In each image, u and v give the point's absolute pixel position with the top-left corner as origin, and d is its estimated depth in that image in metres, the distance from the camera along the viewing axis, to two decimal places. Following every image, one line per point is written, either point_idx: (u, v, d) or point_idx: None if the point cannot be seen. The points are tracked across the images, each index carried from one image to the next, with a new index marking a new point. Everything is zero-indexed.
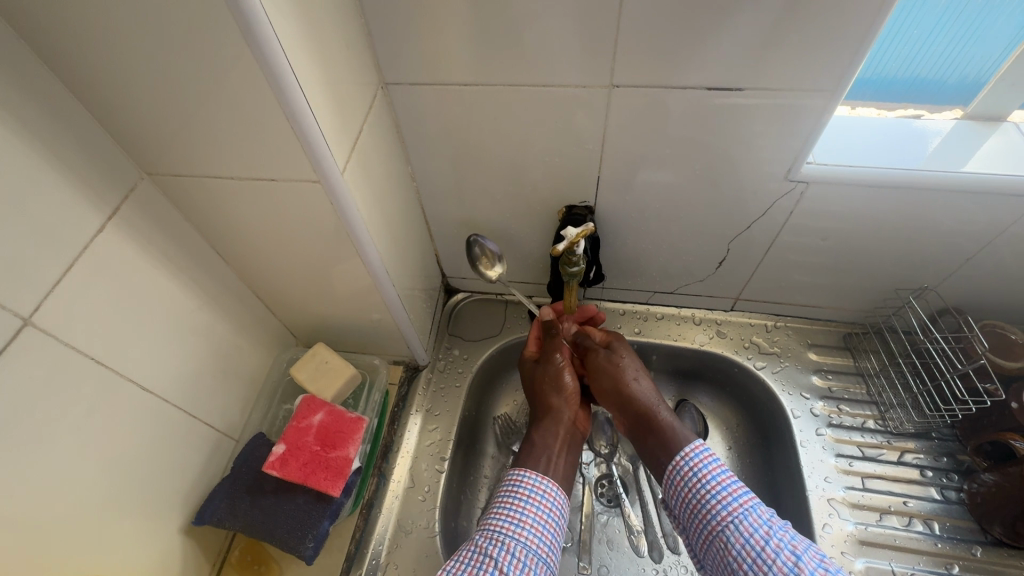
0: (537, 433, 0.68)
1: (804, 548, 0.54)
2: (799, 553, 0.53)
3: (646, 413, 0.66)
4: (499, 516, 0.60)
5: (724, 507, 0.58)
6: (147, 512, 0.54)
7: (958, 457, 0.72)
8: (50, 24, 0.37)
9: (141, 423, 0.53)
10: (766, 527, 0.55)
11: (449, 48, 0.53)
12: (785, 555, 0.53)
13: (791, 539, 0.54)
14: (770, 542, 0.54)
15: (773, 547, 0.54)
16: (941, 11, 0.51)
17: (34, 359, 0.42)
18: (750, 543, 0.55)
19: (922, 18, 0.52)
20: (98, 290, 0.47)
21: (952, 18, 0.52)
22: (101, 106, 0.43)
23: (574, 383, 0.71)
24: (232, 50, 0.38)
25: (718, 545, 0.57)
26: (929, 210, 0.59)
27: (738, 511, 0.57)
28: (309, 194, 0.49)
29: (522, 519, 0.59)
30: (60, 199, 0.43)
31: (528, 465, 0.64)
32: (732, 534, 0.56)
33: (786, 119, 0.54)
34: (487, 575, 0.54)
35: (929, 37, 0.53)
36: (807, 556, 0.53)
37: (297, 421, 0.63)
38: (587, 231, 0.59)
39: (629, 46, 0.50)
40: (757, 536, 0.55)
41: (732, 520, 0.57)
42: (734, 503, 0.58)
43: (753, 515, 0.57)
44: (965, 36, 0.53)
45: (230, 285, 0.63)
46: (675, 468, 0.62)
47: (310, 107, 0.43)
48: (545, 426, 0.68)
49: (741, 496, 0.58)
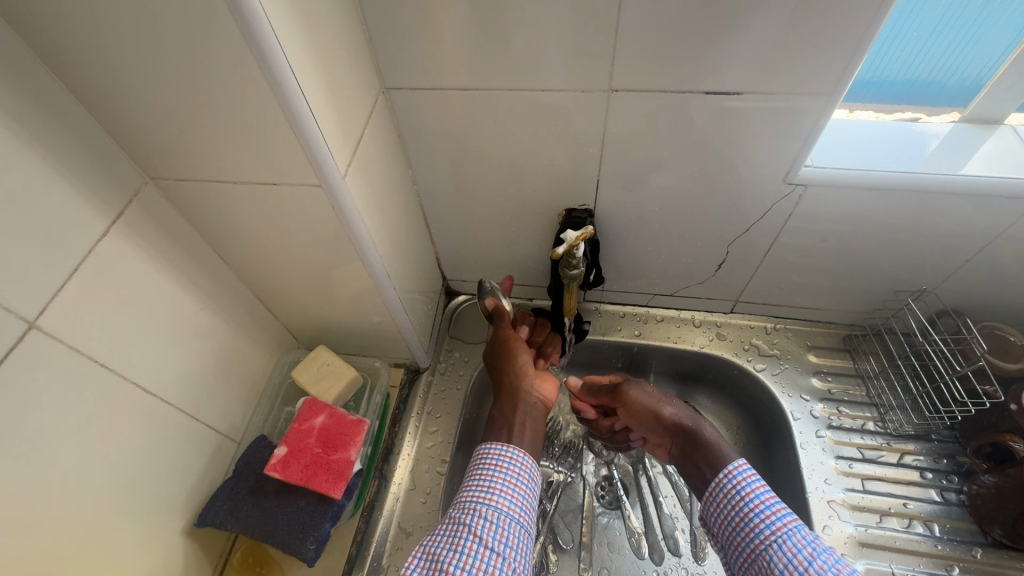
0: (497, 409, 0.69)
1: (849, 572, 0.52)
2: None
3: (687, 431, 0.68)
4: (470, 486, 0.60)
5: (768, 526, 0.57)
6: (150, 514, 0.55)
7: (958, 459, 0.73)
8: (58, 31, 0.38)
9: (144, 425, 0.53)
10: (811, 548, 0.54)
11: (449, 53, 0.53)
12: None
13: (835, 563, 0.53)
14: (813, 563, 0.53)
15: (817, 568, 0.52)
16: (939, 14, 0.51)
17: (38, 362, 0.43)
18: (793, 563, 0.54)
19: (922, 20, 0.52)
20: (102, 294, 0.48)
21: (951, 21, 0.52)
22: (104, 111, 0.44)
23: (528, 363, 0.71)
24: (234, 56, 0.38)
25: (760, 565, 0.56)
26: (928, 213, 0.59)
27: (781, 531, 0.56)
28: (311, 198, 0.50)
29: (491, 485, 0.60)
30: (64, 204, 0.43)
31: (492, 438, 0.66)
32: (775, 553, 0.55)
33: (784, 122, 0.54)
34: (463, 540, 0.55)
35: (928, 41, 0.54)
36: None
37: (298, 423, 0.63)
38: (587, 234, 0.60)
39: (627, 50, 0.50)
40: (800, 556, 0.54)
41: (775, 539, 0.56)
42: (778, 522, 0.57)
43: (796, 535, 0.55)
44: (964, 40, 0.53)
45: (232, 288, 0.63)
46: (719, 487, 0.63)
47: (312, 112, 0.43)
48: (504, 401, 0.69)
49: (786, 516, 0.57)
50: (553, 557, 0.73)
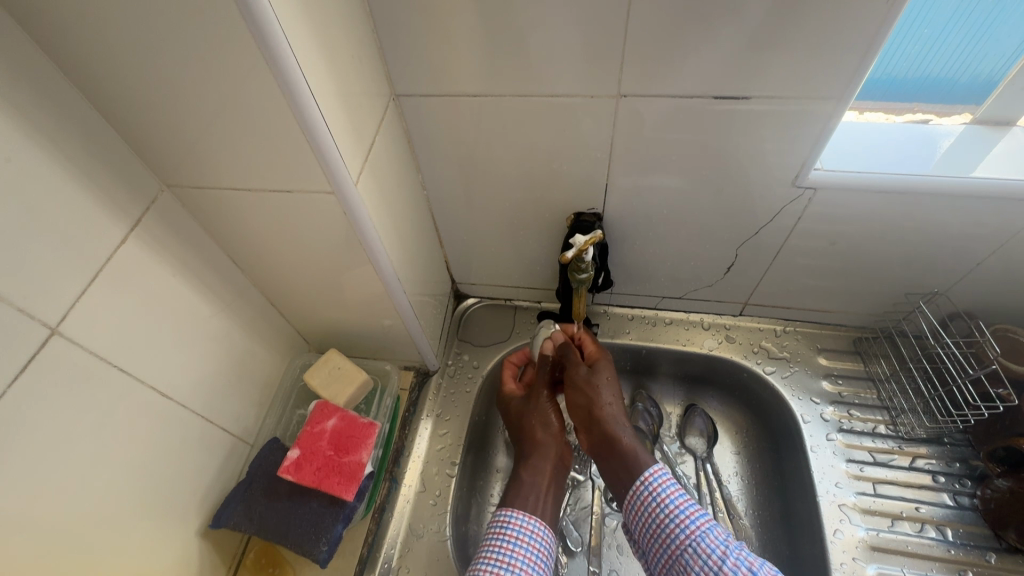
0: (525, 469, 0.67)
1: (759, 564, 0.54)
2: (756, 569, 0.54)
3: (607, 437, 0.65)
4: (488, 561, 0.57)
5: (683, 530, 0.58)
6: (165, 515, 0.56)
7: (971, 463, 0.72)
8: (80, 44, 0.39)
9: (159, 428, 0.54)
10: (724, 547, 0.55)
11: (459, 59, 0.54)
12: (744, 573, 0.53)
13: (748, 556, 0.55)
14: (727, 561, 0.54)
15: (731, 567, 0.54)
16: (951, 11, 0.51)
17: (59, 367, 0.44)
18: (709, 565, 0.55)
19: (932, 18, 0.51)
20: (120, 298, 0.48)
21: (964, 18, 0.51)
22: (123, 120, 0.45)
23: (559, 422, 0.71)
24: (249, 66, 0.39)
25: (677, 568, 0.57)
26: (937, 215, 0.59)
27: (695, 533, 0.57)
28: (323, 204, 0.51)
29: (511, 562, 0.57)
30: (83, 211, 0.44)
31: (517, 503, 0.63)
32: (691, 556, 0.56)
33: (793, 124, 0.54)
34: None
35: (941, 37, 0.53)
36: (763, 573, 0.53)
37: (310, 426, 0.64)
38: (595, 238, 0.60)
39: (636, 54, 0.50)
40: (714, 557, 0.55)
41: (690, 542, 0.57)
42: (691, 525, 0.58)
43: (710, 535, 0.57)
44: (979, 34, 0.52)
45: (245, 293, 0.64)
46: (636, 496, 0.62)
47: (325, 121, 0.44)
48: (532, 461, 0.68)
49: (698, 517, 0.58)
50: (563, 558, 0.74)
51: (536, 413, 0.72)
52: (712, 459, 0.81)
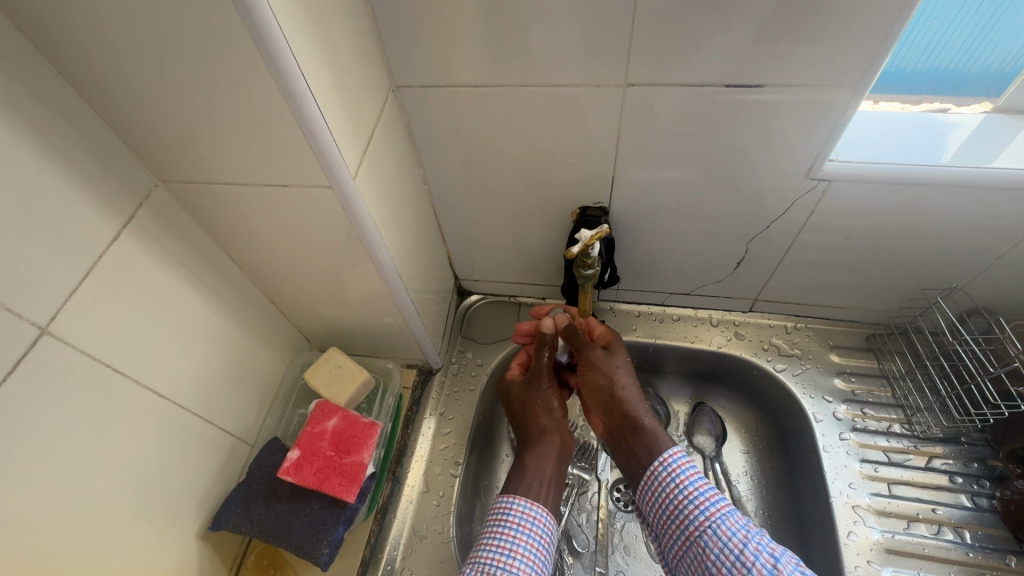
0: (530, 456, 0.67)
1: (781, 550, 0.54)
2: (778, 555, 0.53)
3: (631, 418, 0.66)
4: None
5: (703, 512, 0.58)
6: (163, 518, 0.55)
7: (989, 463, 0.70)
8: (68, 34, 0.37)
9: (156, 429, 0.53)
10: (745, 531, 0.55)
11: (461, 49, 0.52)
12: (764, 557, 0.53)
13: (769, 542, 0.55)
14: (749, 545, 0.54)
15: (752, 550, 0.54)
16: (959, 4, 0.49)
17: (50, 367, 0.42)
18: (728, 547, 0.55)
19: (941, 8, 0.49)
20: (114, 297, 0.47)
21: (973, 9, 0.49)
22: (113, 114, 0.43)
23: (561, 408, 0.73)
24: (241, 55, 0.37)
25: (695, 551, 0.57)
26: (956, 207, 0.57)
27: (715, 515, 0.57)
28: (322, 199, 0.49)
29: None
30: (74, 208, 0.43)
31: (519, 491, 0.63)
32: (710, 538, 0.56)
33: (808, 114, 0.52)
34: None
35: (950, 28, 0.51)
36: (785, 559, 0.53)
37: (311, 426, 0.63)
38: (602, 233, 0.57)
39: (645, 42, 0.48)
40: (735, 539, 0.55)
41: (710, 524, 0.57)
42: (712, 507, 0.58)
43: (730, 518, 0.57)
44: (988, 27, 0.50)
45: (244, 290, 0.63)
46: (654, 477, 0.63)
47: (321, 113, 0.42)
48: (537, 447, 0.67)
49: (719, 501, 0.59)
50: (569, 559, 0.73)
51: (538, 399, 0.71)
52: (720, 459, 0.80)
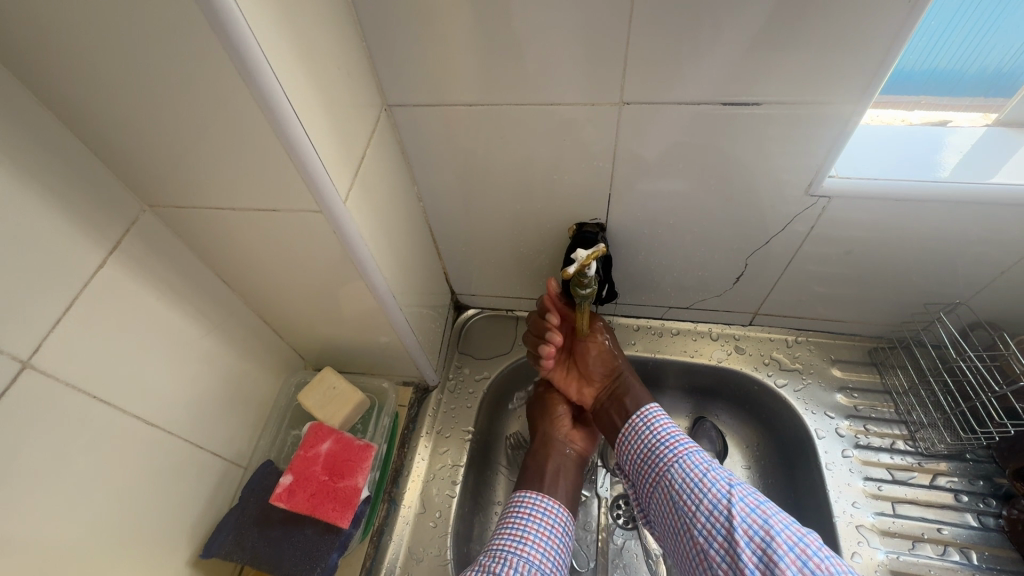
0: (531, 459, 0.72)
1: (739, 481, 0.58)
2: (734, 483, 0.58)
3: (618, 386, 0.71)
4: (499, 542, 0.62)
5: (672, 450, 0.62)
6: (153, 547, 0.53)
7: (995, 481, 0.69)
8: (48, 62, 0.36)
9: (145, 456, 0.52)
10: (706, 464, 0.60)
11: (454, 68, 0.51)
12: (721, 484, 0.57)
13: (729, 474, 0.59)
14: (708, 475, 0.59)
15: (710, 478, 0.58)
16: (959, 3, 0.46)
17: (34, 401, 0.41)
18: (690, 476, 0.59)
19: (940, 9, 0.47)
20: (100, 326, 0.46)
21: (972, 8, 0.47)
22: (98, 141, 0.43)
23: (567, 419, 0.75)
24: (228, 84, 0.37)
25: (663, 485, 0.62)
26: (959, 221, 0.56)
27: (682, 453, 0.62)
28: (313, 223, 0.48)
29: (522, 538, 0.62)
30: (57, 238, 0.42)
31: (526, 486, 0.68)
32: (676, 471, 0.61)
33: (806, 130, 0.51)
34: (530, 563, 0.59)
35: (948, 28, 0.48)
36: (741, 487, 0.57)
37: (304, 451, 0.62)
38: (598, 253, 0.56)
39: (641, 60, 0.48)
40: (697, 472, 0.59)
41: (677, 459, 0.61)
42: (680, 447, 0.63)
43: (694, 455, 0.61)
44: (986, 26, 0.48)
45: (236, 311, 0.62)
46: (631, 426, 0.67)
47: (309, 138, 0.42)
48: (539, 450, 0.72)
49: (686, 442, 0.63)
50: None
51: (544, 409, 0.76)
52: None
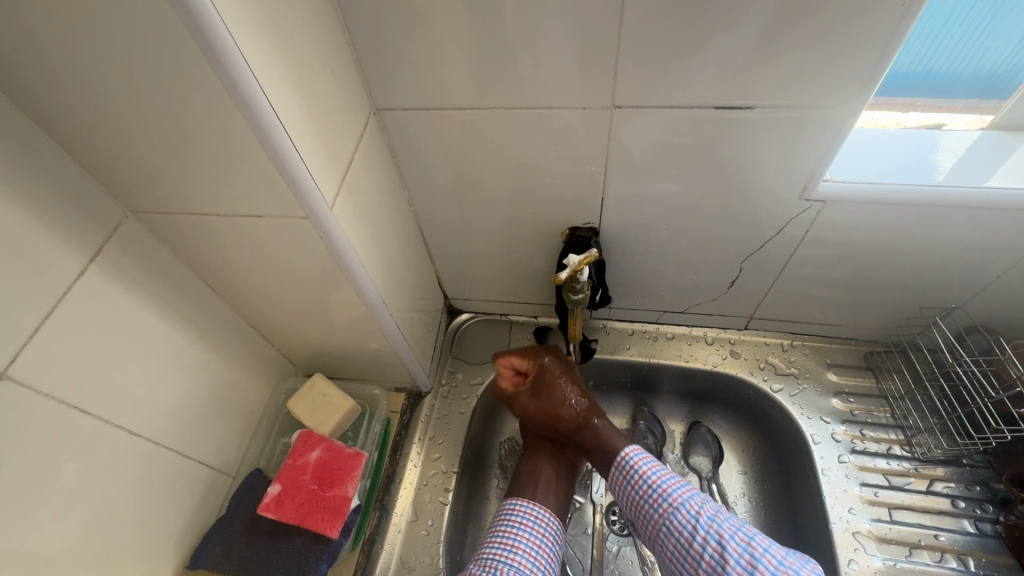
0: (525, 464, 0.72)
1: (730, 534, 0.56)
2: (725, 540, 0.56)
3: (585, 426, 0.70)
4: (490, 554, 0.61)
5: (662, 507, 0.61)
6: (138, 560, 0.53)
7: (992, 486, 0.68)
8: (24, 67, 0.35)
9: (130, 467, 0.51)
10: (695, 521, 0.58)
11: (443, 71, 0.51)
12: (711, 546, 0.56)
13: (719, 528, 0.57)
14: (697, 537, 0.57)
15: (700, 541, 0.57)
16: (951, 6, 0.46)
17: (12, 413, 0.40)
18: (681, 537, 0.58)
19: (933, 13, 0.47)
20: (82, 335, 0.45)
21: (964, 11, 0.47)
22: (78, 146, 0.42)
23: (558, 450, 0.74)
24: (209, 89, 0.36)
25: (659, 543, 0.61)
26: (955, 225, 0.56)
27: (671, 509, 0.60)
28: (300, 229, 0.47)
29: (512, 548, 0.61)
30: (36, 246, 0.41)
31: (517, 493, 0.68)
32: (668, 530, 0.60)
33: (799, 134, 0.51)
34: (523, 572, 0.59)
35: (941, 32, 0.48)
36: (732, 544, 0.55)
37: (293, 459, 0.61)
38: (590, 258, 0.56)
39: (632, 62, 0.47)
40: (686, 533, 0.58)
41: (666, 518, 0.60)
42: (667, 503, 0.61)
43: (682, 511, 0.59)
44: (979, 29, 0.48)
45: (224, 318, 0.61)
46: (615, 480, 0.66)
47: (292, 143, 0.41)
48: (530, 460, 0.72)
49: (673, 494, 0.61)
50: None
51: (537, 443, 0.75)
52: (718, 480, 0.78)
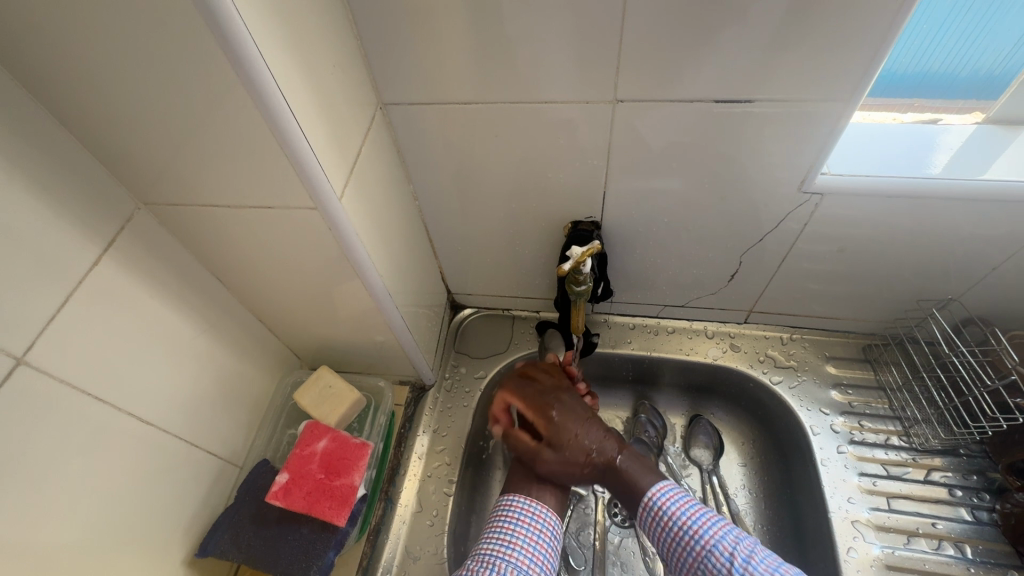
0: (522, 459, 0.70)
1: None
2: None
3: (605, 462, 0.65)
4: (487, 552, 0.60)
5: (695, 548, 0.58)
6: (148, 547, 0.53)
7: (988, 475, 0.69)
8: (41, 59, 0.36)
9: (140, 455, 0.52)
10: (730, 563, 0.55)
11: (448, 65, 0.52)
12: None
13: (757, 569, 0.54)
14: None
15: None
16: (951, 4, 0.47)
17: (27, 398, 0.41)
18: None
19: (931, 12, 0.48)
20: (95, 324, 0.46)
21: (963, 10, 0.48)
22: (91, 138, 0.43)
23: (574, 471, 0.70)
24: (222, 81, 0.37)
25: None
26: (951, 217, 0.56)
27: (705, 550, 0.57)
28: (308, 220, 0.48)
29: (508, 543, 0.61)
30: (50, 235, 0.42)
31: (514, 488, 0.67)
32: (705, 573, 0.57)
33: (797, 127, 0.52)
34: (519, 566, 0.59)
35: (940, 31, 0.49)
36: None
37: (300, 449, 0.62)
38: (592, 249, 0.58)
39: (634, 56, 0.48)
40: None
41: (701, 559, 0.57)
42: (699, 545, 0.58)
43: (716, 552, 0.57)
44: (977, 28, 0.49)
45: (231, 310, 0.62)
46: (643, 520, 0.63)
47: (303, 134, 0.42)
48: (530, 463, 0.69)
49: (704, 535, 0.58)
50: None
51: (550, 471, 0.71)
52: (718, 472, 0.79)
